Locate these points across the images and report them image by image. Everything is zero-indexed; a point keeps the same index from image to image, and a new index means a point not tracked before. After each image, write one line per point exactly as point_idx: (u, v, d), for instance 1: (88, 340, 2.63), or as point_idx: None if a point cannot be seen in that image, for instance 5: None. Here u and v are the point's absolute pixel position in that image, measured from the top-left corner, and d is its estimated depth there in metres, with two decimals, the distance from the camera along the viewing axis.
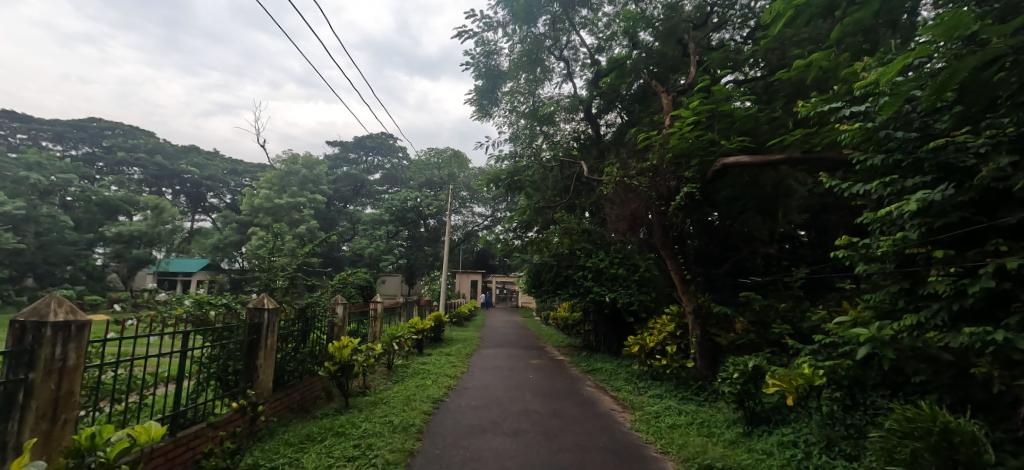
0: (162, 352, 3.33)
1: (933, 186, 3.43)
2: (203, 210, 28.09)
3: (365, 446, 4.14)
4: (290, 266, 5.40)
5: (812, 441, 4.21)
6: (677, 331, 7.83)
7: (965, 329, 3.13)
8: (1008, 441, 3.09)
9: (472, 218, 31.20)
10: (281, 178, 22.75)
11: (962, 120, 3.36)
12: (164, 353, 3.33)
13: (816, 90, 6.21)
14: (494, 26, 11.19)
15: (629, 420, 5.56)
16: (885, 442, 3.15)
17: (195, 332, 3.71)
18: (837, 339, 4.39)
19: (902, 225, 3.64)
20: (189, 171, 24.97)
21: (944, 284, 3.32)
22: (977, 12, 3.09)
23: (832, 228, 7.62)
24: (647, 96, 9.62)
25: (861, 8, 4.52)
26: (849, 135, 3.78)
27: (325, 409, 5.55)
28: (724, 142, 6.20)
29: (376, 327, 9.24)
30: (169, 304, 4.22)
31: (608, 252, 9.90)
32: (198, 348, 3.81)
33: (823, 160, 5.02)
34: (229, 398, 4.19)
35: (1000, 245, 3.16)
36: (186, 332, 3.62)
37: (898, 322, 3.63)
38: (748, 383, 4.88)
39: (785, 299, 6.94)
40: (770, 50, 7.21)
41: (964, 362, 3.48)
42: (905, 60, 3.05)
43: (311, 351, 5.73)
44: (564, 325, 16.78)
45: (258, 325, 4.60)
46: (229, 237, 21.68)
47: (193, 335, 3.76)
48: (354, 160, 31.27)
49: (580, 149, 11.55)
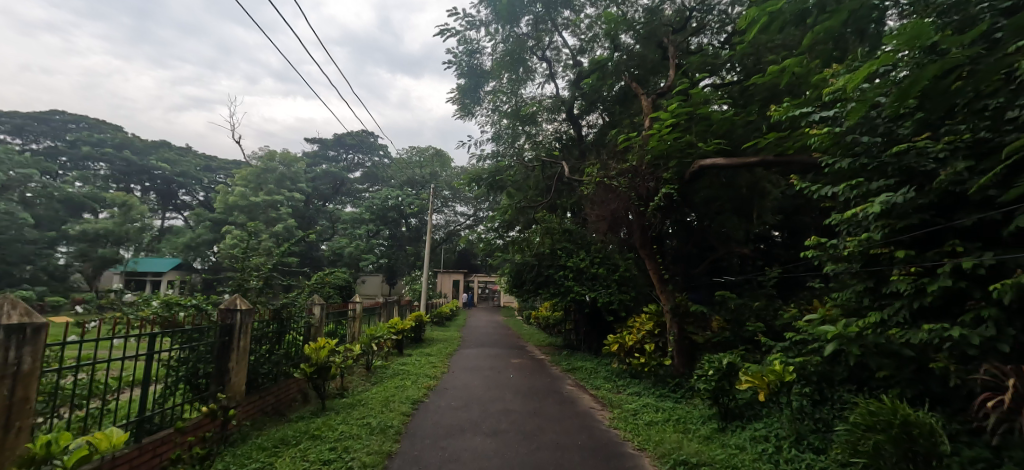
0: (127, 354, 3.21)
1: (896, 188, 3.57)
2: (175, 207, 27.29)
3: (341, 449, 4.09)
4: (265, 266, 5.30)
5: (783, 435, 4.32)
6: (656, 330, 8.07)
7: (924, 326, 3.27)
8: (964, 432, 3.23)
9: (454, 217, 31.16)
10: (258, 175, 22.21)
11: (923, 125, 3.50)
12: (129, 356, 3.21)
13: (789, 96, 6.39)
14: (476, 25, 11.24)
15: (608, 418, 5.63)
16: (850, 435, 3.27)
17: (163, 334, 3.58)
18: (806, 336, 4.53)
19: (867, 226, 3.77)
20: (160, 167, 24.16)
21: (905, 283, 3.47)
22: (939, 24, 3.34)
23: (804, 229, 7.83)
24: (627, 98, 9.82)
25: (831, 16, 4.69)
26: (818, 139, 3.91)
27: (300, 412, 5.46)
28: (701, 145, 6.35)
29: (355, 328, 9.13)
30: (137, 305, 4.13)
31: (590, 252, 9.96)
32: (167, 350, 3.68)
33: (794, 163, 5.15)
34: (199, 402, 4.08)
35: (956, 246, 3.29)
36: (153, 334, 3.51)
37: (863, 320, 3.77)
38: (723, 380, 5.00)
39: (759, 297, 7.13)
40: (746, 55, 7.42)
41: (924, 357, 3.61)
42: (871, 68, 3.14)
43: (287, 353, 5.64)
44: (545, 324, 16.87)
45: (230, 327, 4.49)
46: (201, 235, 20.96)
47: (161, 338, 3.64)
48: (334, 157, 30.91)
49: (563, 150, 11.55)
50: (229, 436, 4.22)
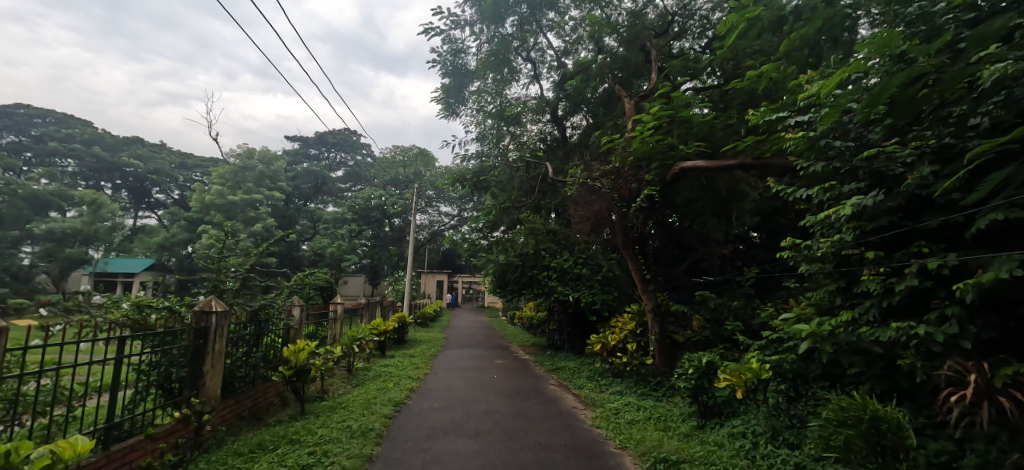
0: (95, 359, 3.12)
1: (866, 191, 3.71)
2: (148, 206, 26.60)
3: (321, 453, 4.04)
4: (243, 266, 5.21)
5: (759, 431, 4.42)
6: (638, 329, 8.21)
7: (892, 324, 3.40)
8: (929, 426, 3.38)
9: (438, 217, 31.09)
10: (236, 174, 21.76)
11: (892, 131, 3.63)
12: (96, 361, 3.13)
13: (767, 100, 6.55)
14: (461, 24, 11.23)
15: (590, 417, 5.69)
16: (823, 430, 3.38)
17: (133, 338, 3.50)
18: (782, 334, 4.66)
19: (840, 228, 3.90)
20: (132, 164, 23.50)
21: (875, 283, 3.60)
22: (908, 34, 3.48)
23: (781, 230, 8.02)
24: (611, 100, 9.97)
25: (807, 24, 4.85)
26: (794, 143, 4.02)
27: (279, 416, 5.37)
28: (682, 147, 6.46)
29: (336, 329, 9.03)
30: (105, 308, 4.02)
31: (573, 253, 10.05)
32: (137, 354, 3.59)
33: (771, 167, 5.28)
34: (171, 407, 3.98)
35: (921, 247, 3.42)
36: (123, 338, 3.41)
37: (836, 318, 3.90)
38: (703, 378, 5.10)
39: (738, 297, 7.31)
40: (726, 60, 7.58)
41: (893, 354, 3.75)
42: (844, 74, 3.24)
43: (265, 356, 5.55)
44: (529, 324, 16.97)
45: (204, 329, 4.40)
46: (176, 235, 20.37)
47: (131, 341, 3.55)
48: (315, 156, 30.47)
49: (547, 151, 11.74)
50: (203, 442, 4.14)
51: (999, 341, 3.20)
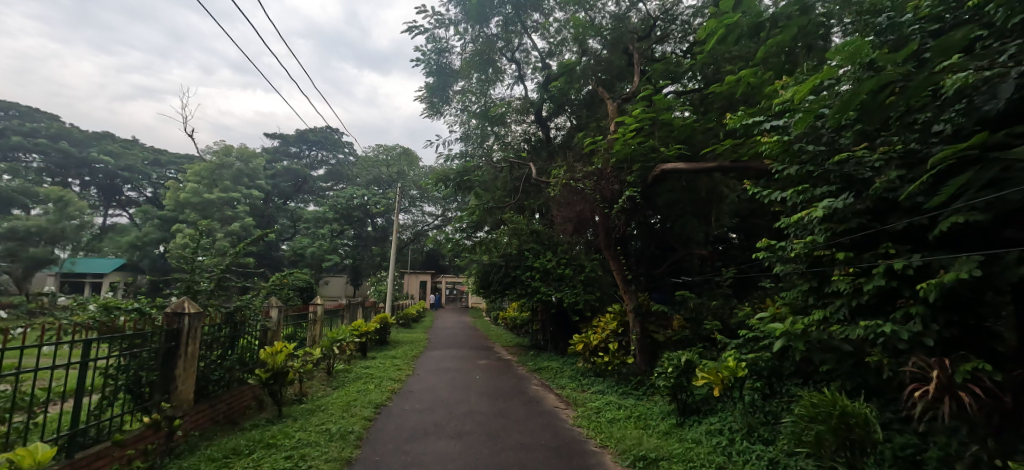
0: (59, 363, 3.04)
1: (837, 194, 3.83)
2: (118, 204, 25.76)
3: (298, 457, 3.99)
4: (219, 266, 5.11)
5: (735, 428, 4.53)
6: (620, 329, 8.30)
7: (861, 323, 3.52)
8: (895, 421, 3.53)
9: (422, 218, 30.96)
10: (212, 171, 21.21)
11: (861, 136, 3.78)
12: (61, 365, 3.04)
13: (745, 105, 6.71)
14: (445, 23, 11.20)
15: (572, 416, 5.74)
16: (796, 426, 3.48)
17: (99, 341, 3.41)
18: (758, 333, 4.77)
19: (812, 229, 4.03)
20: (102, 160, 22.72)
21: (844, 282, 3.73)
22: (877, 42, 3.62)
23: (758, 232, 8.23)
24: (594, 102, 10.09)
25: (782, 32, 4.99)
26: (769, 147, 4.13)
27: (255, 419, 5.28)
28: (663, 150, 6.56)
29: (316, 331, 8.91)
30: (70, 310, 3.76)
31: (556, 253, 10.11)
32: (104, 358, 3.50)
33: (749, 169, 5.42)
34: (140, 412, 3.88)
35: (888, 248, 3.54)
36: (88, 341, 3.32)
37: (808, 317, 4.02)
38: (682, 376, 5.21)
39: (717, 296, 7.48)
40: (706, 65, 7.74)
41: (861, 351, 3.90)
42: (816, 80, 3.35)
43: (240, 358, 5.44)
44: (513, 324, 17.02)
45: (176, 331, 4.28)
46: (149, 234, 19.74)
47: (98, 344, 3.47)
48: (296, 154, 29.98)
49: (530, 151, 11.61)
50: (175, 448, 4.04)
51: (960, 339, 3.35)
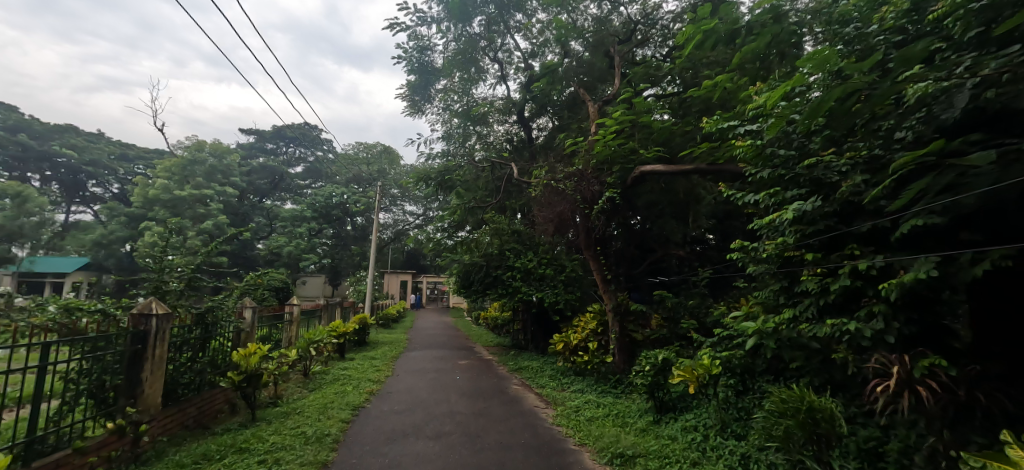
0: (14, 368, 2.92)
1: (807, 196, 3.97)
2: (82, 200, 24.76)
3: (271, 461, 3.93)
4: (189, 266, 4.98)
5: (710, 424, 4.66)
6: (599, 328, 8.40)
7: (828, 322, 3.66)
8: (860, 415, 3.71)
9: (402, 217, 30.72)
10: (184, 167, 20.58)
11: (830, 142, 3.93)
12: (16, 370, 2.93)
13: (721, 109, 6.88)
14: (428, 21, 11.14)
15: (552, 415, 5.80)
16: (766, 421, 3.60)
17: (59, 344, 3.29)
18: (731, 332, 4.90)
19: (783, 231, 4.17)
20: (65, 153, 21.86)
21: (813, 282, 3.87)
22: (845, 51, 3.76)
23: (733, 233, 8.46)
24: (576, 104, 10.19)
25: (757, 39, 5.15)
26: (743, 150, 4.26)
27: (227, 424, 5.16)
28: (642, 152, 6.65)
29: (291, 332, 8.76)
30: (27, 310, 3.55)
31: (537, 253, 10.16)
32: (64, 362, 3.38)
33: (724, 172, 5.57)
34: (104, 417, 3.76)
35: (853, 249, 3.69)
36: (48, 344, 3.21)
37: (779, 316, 4.17)
38: (659, 374, 5.31)
39: (694, 296, 7.67)
40: (685, 69, 7.90)
41: (828, 349, 4.06)
42: (786, 87, 3.43)
43: (212, 361, 5.34)
44: (494, 324, 17.03)
45: (143, 334, 4.17)
46: (115, 231, 19.04)
47: (58, 347, 3.35)
48: (273, 150, 29.35)
49: (512, 152, 11.66)
50: (141, 454, 3.93)
51: (919, 336, 3.52)
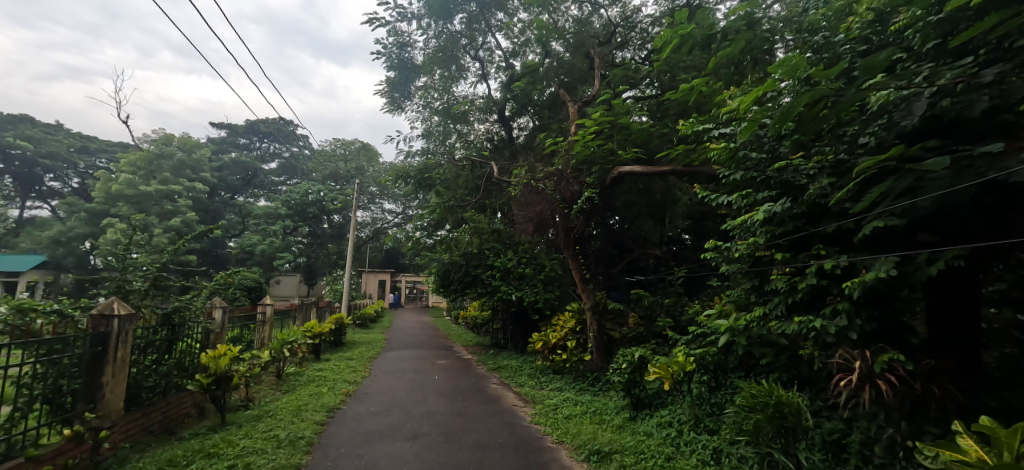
0: None
1: (777, 198, 4.10)
2: (38, 196, 23.58)
3: (243, 465, 3.85)
4: (155, 265, 4.84)
5: (684, 419, 4.78)
6: (578, 327, 8.49)
7: (795, 319, 3.80)
8: (824, 409, 3.89)
9: (381, 215, 30.36)
10: (150, 161, 19.85)
11: (799, 146, 4.07)
12: None
13: (697, 112, 7.05)
14: (408, 17, 11.04)
15: (530, 414, 5.84)
16: (736, 416, 3.71)
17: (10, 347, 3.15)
18: (705, 329, 5.03)
19: (755, 232, 4.30)
20: (19, 145, 20.97)
21: (781, 281, 4.01)
22: (813, 59, 3.91)
23: (708, 234, 8.67)
24: (556, 104, 10.27)
25: (731, 44, 5.29)
26: (717, 153, 4.39)
27: (196, 428, 5.02)
28: (620, 153, 6.76)
29: (264, 332, 8.57)
30: None
31: (517, 252, 10.19)
32: (18, 366, 3.23)
33: (699, 174, 5.69)
34: (61, 424, 3.61)
35: (820, 250, 3.83)
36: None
37: (750, 314, 4.30)
38: (635, 372, 5.40)
39: (670, 294, 7.84)
40: (662, 73, 8.07)
41: (796, 345, 4.22)
42: (758, 92, 3.50)
43: (178, 363, 5.17)
44: (473, 324, 16.98)
45: (103, 335, 4.03)
46: (74, 228, 18.21)
47: (11, 351, 3.20)
48: (246, 145, 28.57)
49: (493, 150, 11.67)
50: (102, 461, 3.80)
51: (879, 333, 3.69)
